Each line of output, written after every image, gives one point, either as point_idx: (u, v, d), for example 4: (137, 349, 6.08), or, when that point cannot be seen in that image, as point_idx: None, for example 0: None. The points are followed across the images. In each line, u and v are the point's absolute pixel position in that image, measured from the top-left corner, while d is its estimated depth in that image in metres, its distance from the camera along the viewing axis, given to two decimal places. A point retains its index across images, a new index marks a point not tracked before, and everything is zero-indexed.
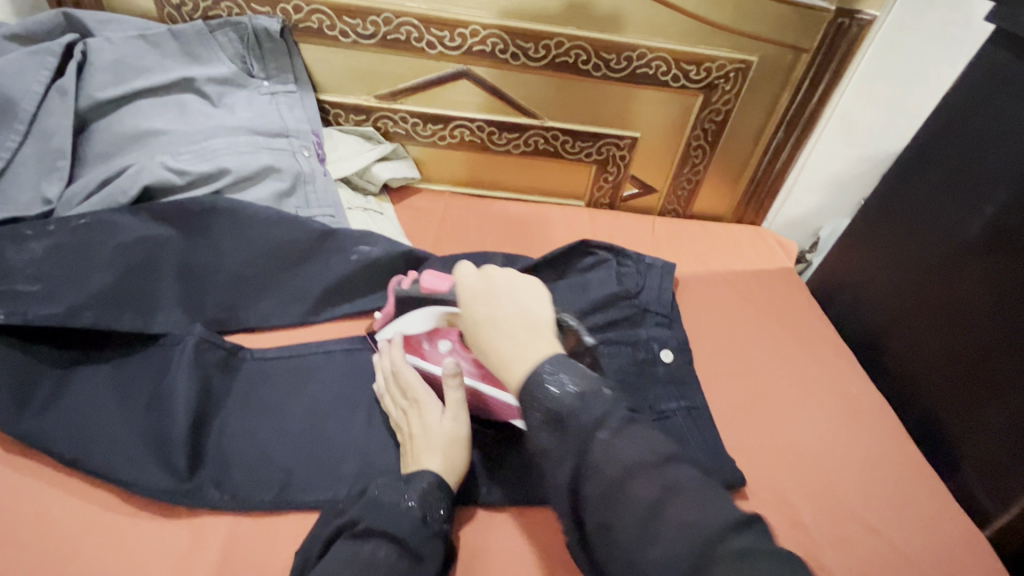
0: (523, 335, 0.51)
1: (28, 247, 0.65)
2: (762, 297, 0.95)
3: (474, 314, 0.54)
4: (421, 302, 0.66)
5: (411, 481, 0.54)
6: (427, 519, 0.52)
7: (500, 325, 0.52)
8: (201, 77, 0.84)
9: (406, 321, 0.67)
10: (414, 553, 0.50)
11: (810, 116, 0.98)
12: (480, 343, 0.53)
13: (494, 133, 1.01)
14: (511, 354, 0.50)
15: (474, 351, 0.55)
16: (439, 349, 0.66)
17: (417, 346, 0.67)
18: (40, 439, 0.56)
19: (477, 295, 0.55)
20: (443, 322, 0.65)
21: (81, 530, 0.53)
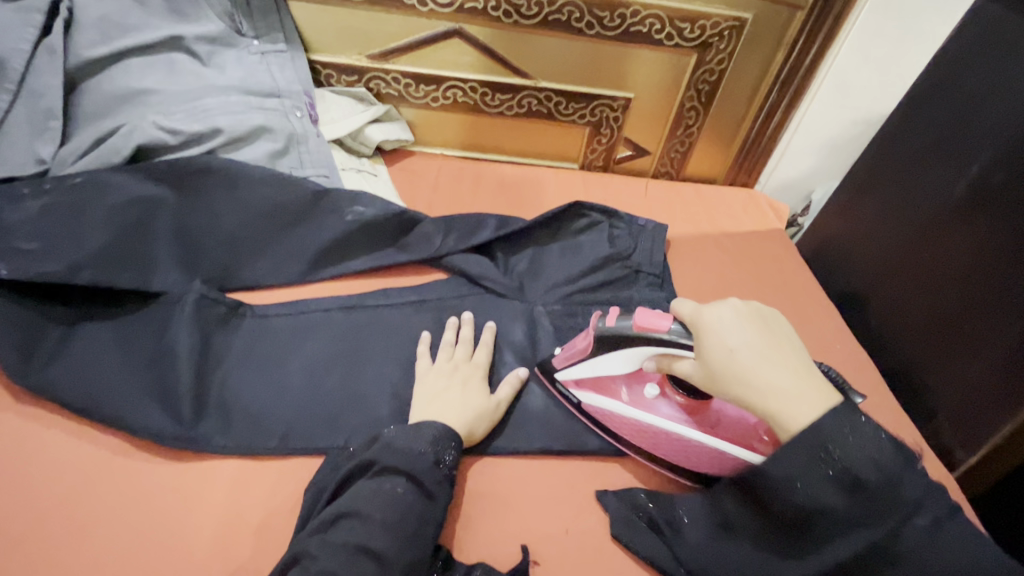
0: (787, 371, 0.50)
1: (26, 206, 0.66)
2: (751, 258, 0.97)
3: (725, 341, 0.51)
4: (617, 344, 0.61)
5: (421, 428, 0.56)
6: (440, 463, 0.55)
7: (759, 355, 0.50)
8: (190, 35, 0.83)
9: (601, 364, 0.63)
10: (427, 492, 0.53)
11: (804, 76, 0.98)
12: (739, 378, 0.50)
13: (487, 94, 1.00)
14: (781, 400, 0.49)
15: (725, 385, 0.51)
16: (645, 393, 0.64)
17: (612, 388, 0.65)
18: (48, 388, 0.58)
19: (726, 325, 0.52)
20: (648, 367, 0.61)
21: (93, 473, 0.56)
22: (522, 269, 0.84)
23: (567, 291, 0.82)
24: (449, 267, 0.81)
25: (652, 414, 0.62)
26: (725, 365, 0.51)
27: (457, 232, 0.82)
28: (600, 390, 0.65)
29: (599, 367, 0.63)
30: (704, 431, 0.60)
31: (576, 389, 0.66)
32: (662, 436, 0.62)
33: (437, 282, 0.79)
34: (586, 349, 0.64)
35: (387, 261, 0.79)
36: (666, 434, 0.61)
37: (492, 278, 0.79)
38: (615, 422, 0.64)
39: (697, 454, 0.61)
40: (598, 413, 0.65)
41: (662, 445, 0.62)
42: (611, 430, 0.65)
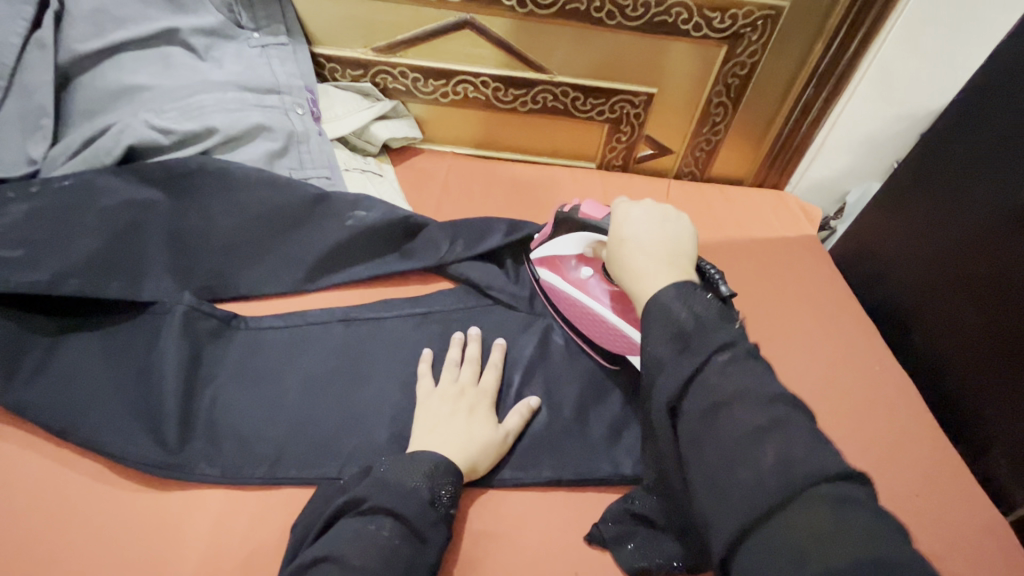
0: (660, 255, 0.52)
1: (10, 210, 0.63)
2: (780, 267, 0.91)
3: (621, 230, 0.56)
4: (567, 227, 0.68)
5: (415, 461, 0.52)
6: (434, 502, 0.50)
7: (643, 243, 0.54)
8: (186, 28, 0.78)
9: (558, 244, 0.69)
10: (419, 534, 0.48)
11: (845, 69, 0.90)
12: (620, 259, 0.55)
13: (500, 89, 0.94)
14: (646, 277, 0.51)
15: (611, 270, 0.56)
16: (582, 274, 0.68)
17: (562, 266, 0.69)
18: (28, 407, 0.55)
19: (628, 217, 0.57)
20: (594, 249, 0.66)
21: (72, 500, 0.52)
22: None
23: None
24: (455, 275, 0.76)
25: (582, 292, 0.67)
26: (612, 248, 0.56)
27: (464, 238, 0.77)
28: (552, 266, 0.71)
29: (552, 243, 0.70)
30: (619, 315, 0.64)
31: (538, 263, 0.72)
32: (583, 312, 0.67)
33: (442, 292, 0.75)
34: (548, 231, 0.72)
35: (389, 269, 0.74)
36: (588, 312, 0.66)
37: (500, 288, 0.74)
38: (555, 294, 0.70)
39: (606, 333, 0.65)
40: (546, 285, 0.72)
41: (584, 321, 0.67)
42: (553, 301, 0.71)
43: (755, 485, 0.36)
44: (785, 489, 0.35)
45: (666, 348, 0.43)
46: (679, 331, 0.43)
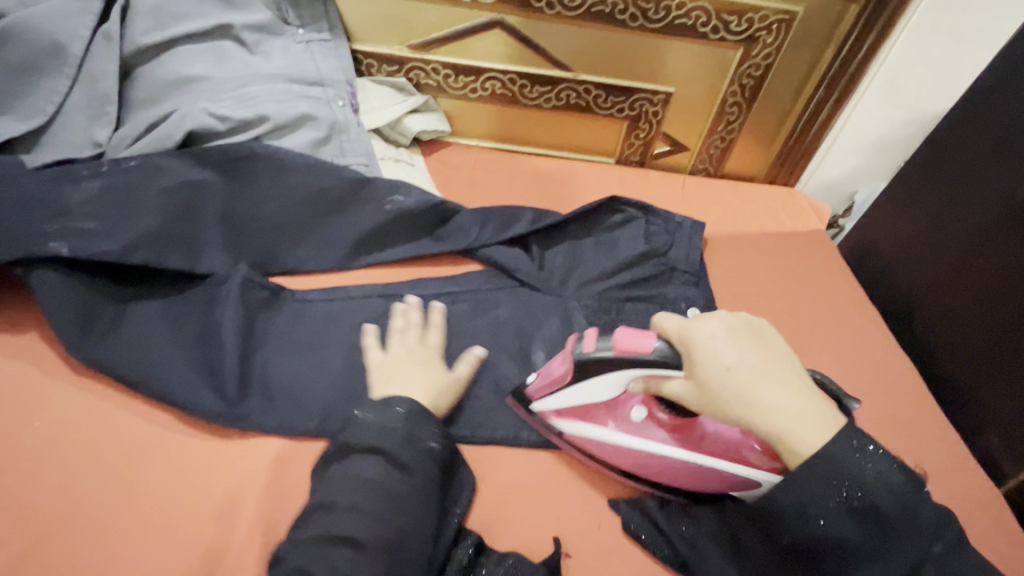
0: (787, 385, 0.49)
1: (85, 186, 0.69)
2: (790, 260, 0.95)
3: (721, 361, 0.49)
4: (584, 368, 0.58)
5: (388, 404, 0.57)
6: (414, 440, 0.56)
7: (764, 375, 0.49)
8: (239, 24, 0.84)
9: (575, 395, 0.60)
10: (401, 466, 0.54)
11: (855, 72, 0.94)
12: (742, 400, 0.48)
13: (526, 86, 1.00)
14: (793, 426, 0.47)
15: (730, 409, 0.49)
16: (632, 418, 0.60)
17: (595, 418, 0.61)
18: (104, 362, 0.61)
19: (717, 345, 0.50)
20: (632, 387, 0.56)
21: (144, 446, 0.58)
22: (557, 263, 0.84)
23: (601, 286, 0.82)
24: (484, 259, 0.81)
25: (645, 440, 0.59)
26: (726, 391, 0.48)
27: (494, 223, 0.83)
28: (583, 418, 0.62)
29: (573, 399, 0.60)
30: (701, 452, 0.57)
31: (556, 417, 0.63)
32: (658, 462, 0.59)
33: (473, 273, 0.80)
34: (560, 376, 0.60)
35: (423, 251, 0.80)
36: (662, 460, 0.59)
37: (526, 272, 0.80)
38: (606, 452, 0.61)
39: (699, 476, 0.58)
40: (586, 443, 0.62)
41: (657, 471, 0.60)
42: (604, 460, 0.62)
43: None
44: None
45: (858, 531, 0.47)
46: (873, 511, 0.46)
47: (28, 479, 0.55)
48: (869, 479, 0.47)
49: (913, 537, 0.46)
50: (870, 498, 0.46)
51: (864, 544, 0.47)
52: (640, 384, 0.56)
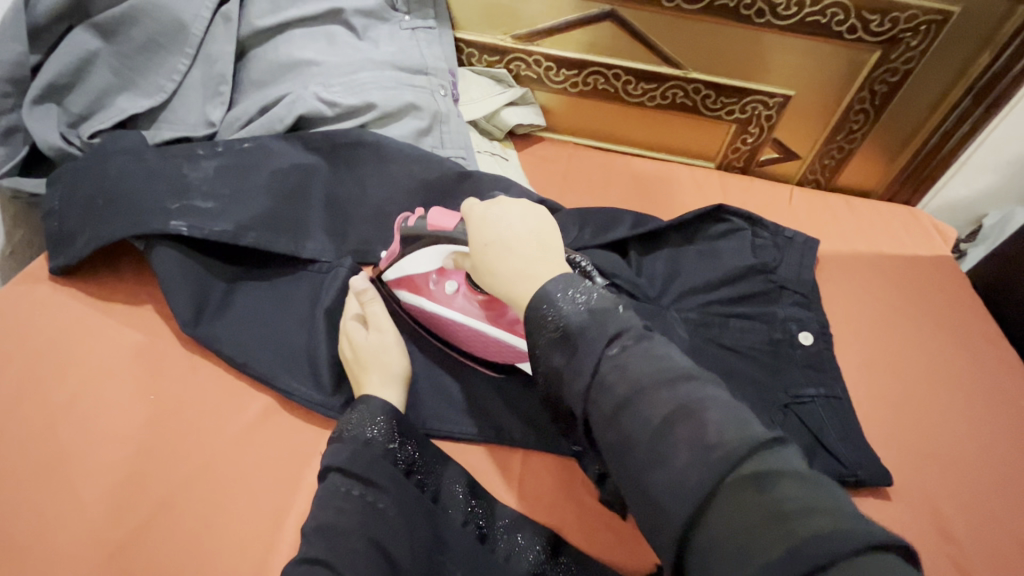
0: (529, 249, 0.49)
1: (203, 165, 0.70)
2: (915, 289, 0.87)
3: (484, 236, 0.51)
4: (419, 242, 0.62)
5: (353, 407, 0.56)
6: (368, 441, 0.54)
7: (512, 246, 0.49)
8: (350, 9, 0.84)
9: (408, 262, 0.64)
10: (364, 479, 0.51)
11: (1011, 82, 0.84)
12: (489, 264, 0.50)
13: (631, 83, 0.95)
14: (528, 276, 0.47)
15: (482, 278, 0.52)
16: (445, 289, 0.64)
17: (419, 289, 0.66)
18: (214, 340, 0.62)
19: (486, 217, 0.52)
20: (449, 262, 0.62)
21: (249, 428, 0.59)
22: (656, 271, 0.80)
23: (702, 299, 0.78)
24: None
25: (449, 308, 0.64)
26: (477, 256, 0.51)
27: (593, 225, 0.80)
28: (409, 287, 0.66)
29: (403, 266, 0.65)
30: (491, 324, 0.62)
31: (395, 286, 0.68)
32: (454, 326, 0.64)
33: None
34: (396, 251, 0.66)
35: None
36: (458, 326, 0.64)
37: (625, 278, 0.76)
38: (422, 315, 0.67)
39: (488, 345, 0.63)
40: (409, 307, 0.68)
41: (457, 335, 0.65)
42: (425, 324, 0.68)
43: (680, 482, 0.34)
44: (712, 480, 0.33)
45: (560, 356, 0.43)
46: (563, 333, 0.43)
47: (144, 455, 0.56)
48: (565, 300, 0.44)
49: (598, 353, 0.41)
50: (560, 323, 0.43)
51: (563, 367, 0.42)
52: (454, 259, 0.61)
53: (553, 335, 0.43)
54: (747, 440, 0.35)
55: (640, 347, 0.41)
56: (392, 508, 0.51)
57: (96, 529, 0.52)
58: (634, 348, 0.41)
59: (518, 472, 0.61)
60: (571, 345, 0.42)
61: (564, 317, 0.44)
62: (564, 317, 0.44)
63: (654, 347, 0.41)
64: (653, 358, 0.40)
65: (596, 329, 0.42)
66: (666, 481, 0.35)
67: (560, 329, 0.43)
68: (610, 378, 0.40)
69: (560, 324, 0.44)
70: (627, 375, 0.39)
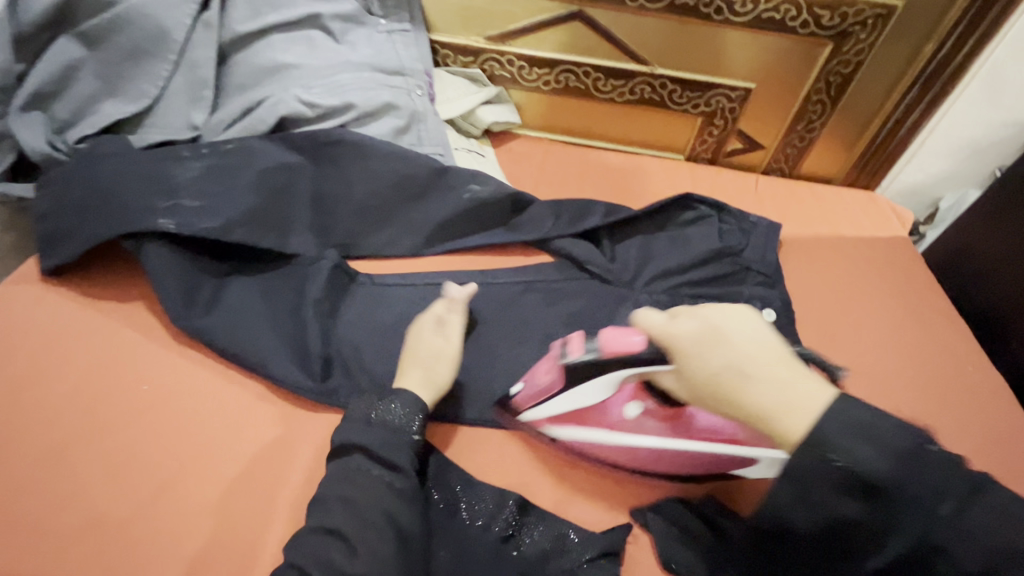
0: (775, 369, 0.45)
1: (188, 165, 0.73)
2: (873, 267, 0.92)
3: (709, 363, 0.46)
4: (587, 373, 0.58)
5: (385, 398, 0.58)
6: (399, 432, 0.56)
7: (750, 372, 0.45)
8: (327, 14, 0.87)
9: (576, 395, 0.59)
10: (392, 464, 0.55)
11: (953, 72, 0.90)
12: (729, 395, 0.45)
13: (600, 79, 0.99)
14: (787, 407, 0.43)
15: (717, 406, 0.47)
16: (627, 413, 0.58)
17: (589, 420, 0.60)
18: (204, 333, 0.65)
19: (695, 339, 0.48)
20: (626, 380, 0.57)
21: (238, 414, 0.61)
22: (629, 257, 0.84)
23: (673, 282, 0.82)
24: (556, 251, 0.81)
25: (641, 436, 0.58)
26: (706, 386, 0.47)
27: (567, 216, 0.83)
28: (578, 422, 0.60)
29: (569, 397, 0.59)
30: (694, 440, 0.56)
31: (548, 425, 0.61)
32: (650, 452, 0.58)
33: (545, 264, 0.80)
34: (549, 383, 0.60)
35: (498, 240, 0.81)
36: (657, 452, 0.58)
37: (598, 265, 0.80)
38: (600, 450, 0.60)
39: (693, 460, 0.58)
40: (580, 445, 0.61)
41: (643, 459, 0.59)
42: (601, 459, 0.61)
43: None
44: None
45: (858, 506, 0.42)
46: (867, 487, 0.42)
47: (142, 441, 0.59)
48: (854, 454, 0.42)
49: (915, 504, 0.41)
50: (852, 468, 0.42)
51: (864, 518, 0.43)
52: (631, 376, 0.56)
53: (846, 487, 0.42)
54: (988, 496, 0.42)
55: (982, 499, 0.42)
56: (409, 487, 0.54)
57: (96, 511, 0.54)
58: (862, 418, 0.43)
59: (486, 444, 0.63)
60: (887, 502, 0.42)
61: (864, 471, 0.42)
62: (862, 470, 0.42)
63: (985, 496, 0.42)
64: (987, 508, 0.42)
65: (916, 487, 0.41)
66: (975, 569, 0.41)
67: (855, 479, 0.42)
68: (955, 536, 0.41)
69: (851, 471, 0.42)
70: (952, 532, 0.41)
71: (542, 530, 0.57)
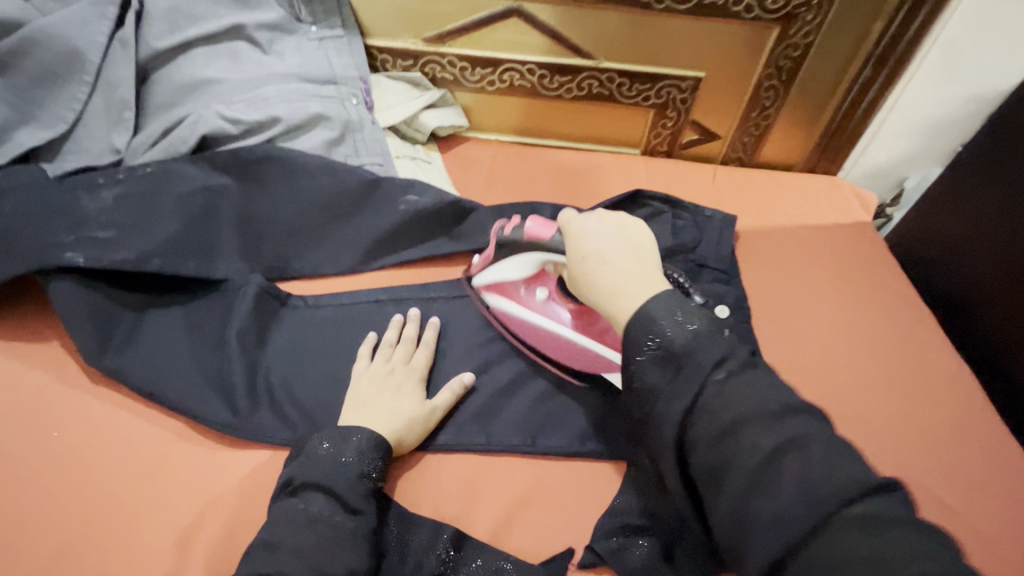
0: (637, 264, 0.51)
1: (102, 195, 0.69)
2: (834, 255, 0.89)
3: (581, 250, 0.54)
4: (513, 250, 0.65)
5: (348, 435, 0.55)
6: (363, 476, 0.54)
7: (607, 261, 0.52)
8: (251, 24, 0.83)
9: (502, 268, 0.68)
10: (352, 507, 0.52)
11: (906, 50, 0.86)
12: (586, 277, 0.53)
13: (546, 76, 0.96)
14: (624, 292, 0.50)
15: (580, 289, 0.55)
16: (540, 296, 0.67)
17: (511, 293, 0.69)
18: (120, 371, 0.61)
19: (582, 231, 0.56)
20: (547, 267, 0.65)
21: (157, 455, 0.58)
22: None
23: None
24: None
25: (546, 316, 0.67)
26: (576, 271, 0.55)
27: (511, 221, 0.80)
28: (502, 293, 0.70)
29: (497, 269, 0.69)
30: (584, 334, 0.65)
31: (484, 291, 0.71)
32: (548, 335, 0.67)
33: None
34: (491, 255, 0.69)
35: (440, 250, 0.78)
36: (553, 336, 0.66)
37: None
38: (510, 321, 0.69)
39: (578, 355, 0.66)
40: (500, 312, 0.70)
41: (543, 341, 0.68)
42: (510, 329, 0.70)
43: (783, 513, 0.38)
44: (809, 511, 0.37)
45: (659, 375, 0.45)
46: (667, 353, 0.45)
47: (50, 493, 0.55)
48: (664, 325, 0.46)
49: (701, 371, 0.44)
50: (660, 339, 0.46)
51: (663, 386, 0.45)
52: (552, 265, 0.64)
53: (653, 355, 0.46)
54: (851, 480, 0.38)
55: (750, 375, 0.44)
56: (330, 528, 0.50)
57: None
58: (703, 321, 0.46)
59: (426, 474, 0.60)
60: (678, 366, 0.44)
61: (669, 337, 0.45)
62: (667, 336, 0.45)
63: (769, 383, 0.44)
64: (754, 385, 0.43)
65: (703, 354, 0.44)
66: (772, 511, 0.38)
67: (659, 346, 0.45)
68: (722, 399, 0.43)
69: (661, 341, 0.45)
70: (726, 386, 0.43)
71: (482, 564, 0.54)
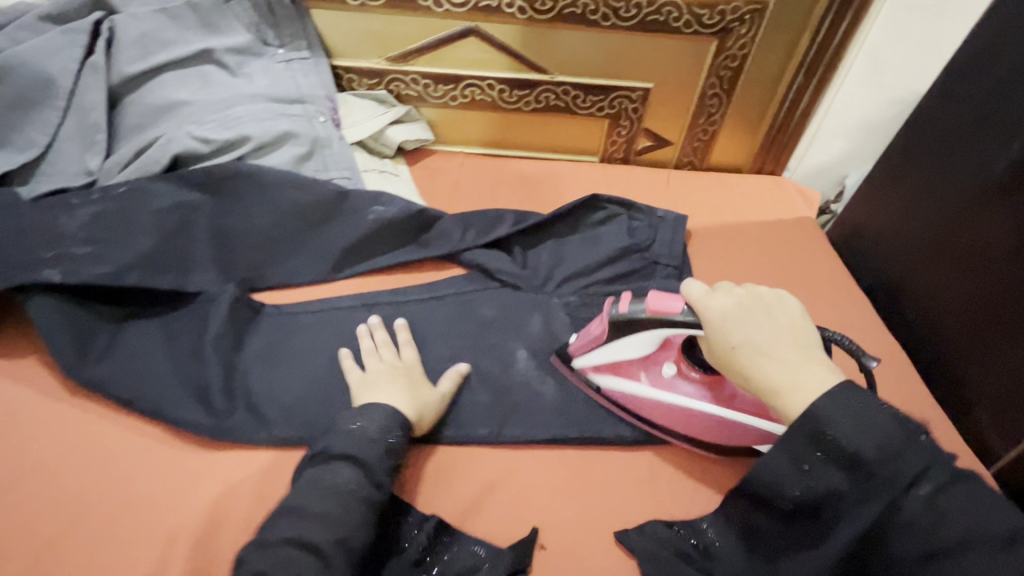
0: (794, 355, 0.52)
1: (79, 214, 0.72)
2: (780, 249, 0.96)
3: (729, 338, 0.54)
4: (630, 329, 0.62)
5: (369, 412, 0.59)
6: (388, 451, 0.57)
7: (761, 349, 0.52)
8: (220, 48, 0.87)
9: (618, 348, 0.65)
10: (378, 480, 0.55)
11: (833, 57, 0.94)
12: (743, 367, 0.53)
13: (505, 91, 1.01)
14: (790, 387, 0.50)
15: (730, 374, 0.55)
16: (664, 372, 0.66)
17: (629, 372, 0.67)
18: (98, 382, 0.64)
19: (725, 313, 0.55)
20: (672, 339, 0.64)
21: (138, 461, 0.60)
22: (542, 262, 0.85)
23: (586, 282, 0.84)
24: (468, 262, 0.83)
25: (674, 393, 0.65)
26: (725, 358, 0.54)
27: (476, 227, 0.84)
28: (618, 372, 0.67)
29: (612, 349, 0.66)
30: (717, 404, 0.63)
31: (594, 372, 0.69)
32: (679, 413, 0.65)
33: (457, 277, 0.82)
34: (598, 334, 0.66)
35: (410, 257, 0.82)
36: (685, 411, 0.64)
37: (508, 272, 0.81)
38: (632, 402, 0.67)
39: (718, 428, 0.64)
40: (618, 394, 0.68)
41: (671, 420, 0.65)
42: (629, 409, 0.68)
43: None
44: None
45: (843, 477, 0.47)
46: (850, 459, 0.47)
47: (32, 502, 0.57)
48: (844, 430, 0.47)
49: (891, 478, 0.46)
50: (839, 442, 0.47)
51: (846, 486, 0.47)
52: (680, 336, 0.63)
53: (831, 457, 0.47)
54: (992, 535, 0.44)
55: (953, 489, 0.45)
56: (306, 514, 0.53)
57: None
58: (876, 412, 0.47)
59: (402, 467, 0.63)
60: (868, 474, 0.46)
61: (850, 444, 0.46)
62: (847, 443, 0.46)
63: (967, 490, 0.45)
64: (962, 495, 0.45)
65: (895, 463, 0.45)
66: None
67: (844, 452, 0.47)
68: (928, 513, 0.45)
69: (842, 445, 0.47)
70: (854, 447, 0.46)
71: (455, 549, 0.57)
